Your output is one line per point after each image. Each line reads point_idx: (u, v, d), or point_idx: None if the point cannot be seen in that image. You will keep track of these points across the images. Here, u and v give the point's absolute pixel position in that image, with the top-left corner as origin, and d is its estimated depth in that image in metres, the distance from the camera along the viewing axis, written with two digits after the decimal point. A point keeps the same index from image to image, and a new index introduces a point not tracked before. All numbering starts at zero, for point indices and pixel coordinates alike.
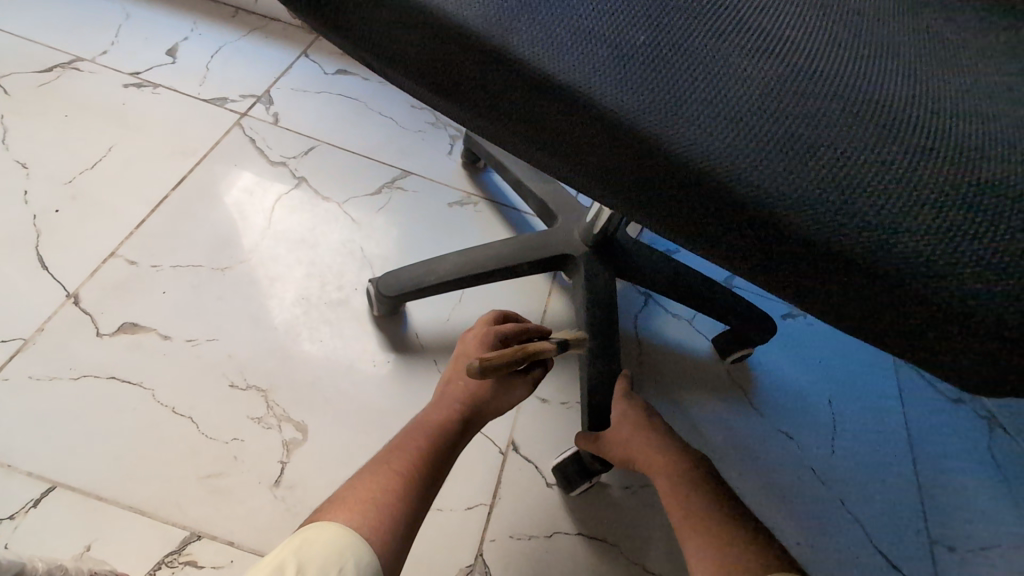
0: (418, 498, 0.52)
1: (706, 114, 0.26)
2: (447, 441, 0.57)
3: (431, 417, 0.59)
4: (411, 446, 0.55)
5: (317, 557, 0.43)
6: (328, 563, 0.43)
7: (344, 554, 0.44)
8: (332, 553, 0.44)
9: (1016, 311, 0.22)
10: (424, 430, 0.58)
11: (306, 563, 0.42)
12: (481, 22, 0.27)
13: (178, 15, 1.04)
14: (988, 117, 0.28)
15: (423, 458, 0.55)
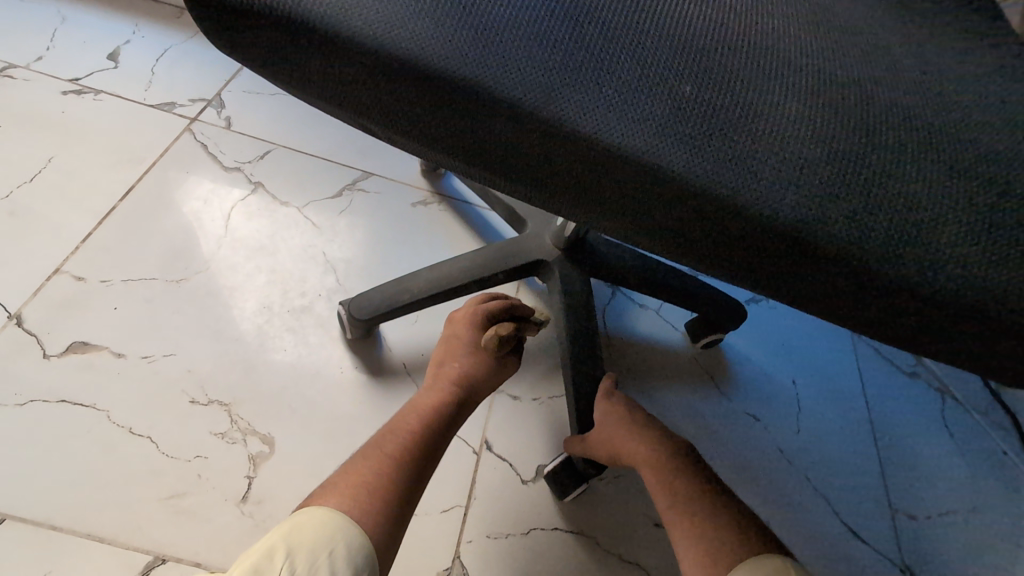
0: (411, 478, 0.51)
1: (656, 119, 0.26)
2: (439, 423, 0.57)
3: (422, 401, 0.59)
4: (403, 429, 0.55)
5: (306, 541, 0.43)
6: (316, 547, 0.43)
7: (333, 536, 0.44)
8: (321, 535, 0.44)
9: (973, 290, 0.24)
10: (415, 414, 0.57)
11: (296, 548, 0.43)
12: (422, 44, 0.26)
13: (118, 17, 1.00)
14: (919, 106, 0.29)
15: (415, 440, 0.54)
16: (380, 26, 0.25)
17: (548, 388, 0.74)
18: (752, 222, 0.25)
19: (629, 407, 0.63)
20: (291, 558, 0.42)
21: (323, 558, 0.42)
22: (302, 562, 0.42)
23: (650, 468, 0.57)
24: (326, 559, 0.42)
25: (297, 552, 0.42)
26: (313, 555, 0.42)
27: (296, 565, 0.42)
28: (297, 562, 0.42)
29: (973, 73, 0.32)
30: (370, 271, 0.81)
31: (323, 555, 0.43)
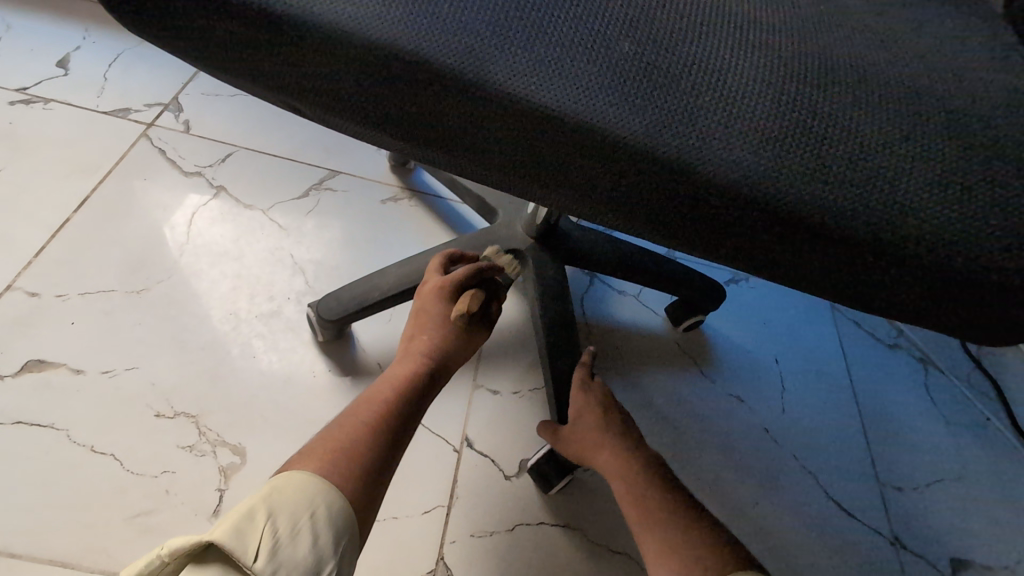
0: (389, 447, 0.47)
1: (597, 75, 0.24)
2: (416, 391, 0.52)
3: (396, 370, 0.54)
4: (378, 397, 0.50)
5: (288, 503, 0.40)
6: (299, 510, 0.40)
7: (316, 498, 0.41)
8: (304, 497, 0.40)
9: (944, 244, 0.23)
10: (390, 382, 0.53)
11: (277, 509, 0.39)
12: (338, 8, 0.23)
13: (67, 23, 0.96)
14: (876, 59, 0.28)
15: (393, 408, 0.50)
16: None
17: (528, 380, 0.73)
18: (705, 179, 0.23)
19: (600, 408, 0.60)
20: (273, 518, 0.38)
21: (306, 521, 0.39)
22: (286, 522, 0.38)
23: (620, 477, 0.55)
24: (308, 524, 0.39)
25: (279, 514, 0.39)
26: (296, 515, 0.39)
27: (280, 526, 0.38)
28: (280, 522, 0.38)
29: (931, 27, 0.31)
30: (341, 271, 0.78)
31: (307, 516, 0.40)
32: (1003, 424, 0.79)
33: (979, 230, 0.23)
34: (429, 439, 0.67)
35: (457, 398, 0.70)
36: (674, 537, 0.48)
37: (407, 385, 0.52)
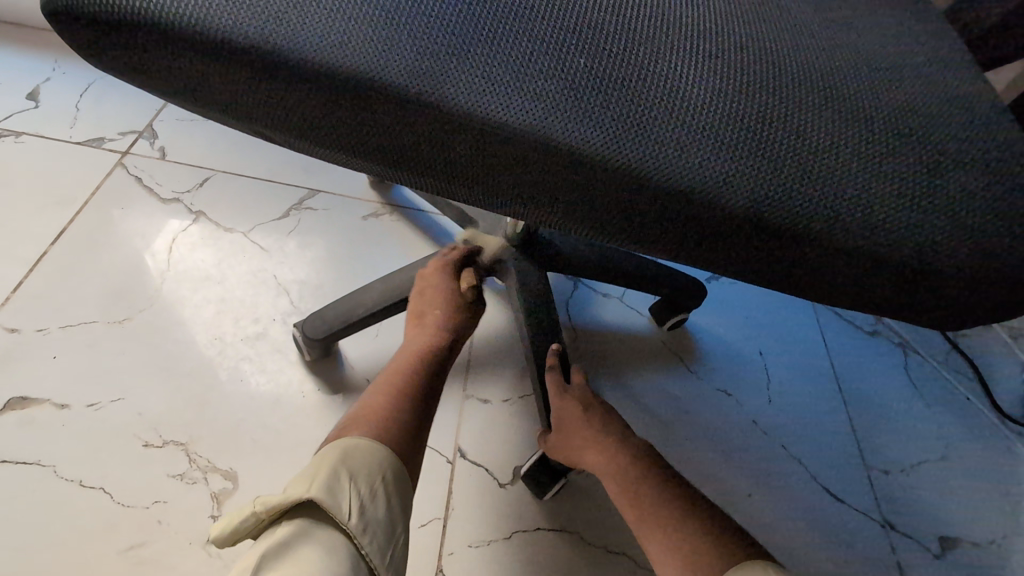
0: (422, 407, 0.53)
1: (556, 92, 0.25)
2: (434, 359, 0.58)
3: (414, 344, 0.60)
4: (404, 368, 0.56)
5: (360, 464, 0.44)
6: (368, 465, 0.44)
7: (378, 455, 0.46)
8: (370, 453, 0.45)
9: (886, 236, 0.25)
10: (412, 354, 0.58)
11: (354, 470, 0.43)
12: (302, 37, 0.24)
13: (37, 55, 0.96)
14: (820, 66, 0.29)
15: (419, 375, 0.56)
16: (255, 23, 0.24)
17: (517, 387, 0.73)
18: (665, 187, 0.25)
19: (579, 414, 0.61)
20: (354, 482, 0.42)
21: (378, 479, 0.44)
22: (365, 482, 0.43)
23: (611, 482, 0.56)
24: (378, 478, 0.44)
25: (357, 473, 0.43)
26: (372, 477, 0.44)
27: (360, 485, 0.42)
28: (360, 483, 0.42)
29: (876, 31, 0.33)
30: (326, 289, 0.78)
31: (378, 477, 0.44)
32: (982, 403, 0.81)
33: (913, 222, 0.25)
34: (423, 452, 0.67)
35: (448, 409, 0.70)
36: (664, 540, 0.49)
37: (427, 356, 0.58)
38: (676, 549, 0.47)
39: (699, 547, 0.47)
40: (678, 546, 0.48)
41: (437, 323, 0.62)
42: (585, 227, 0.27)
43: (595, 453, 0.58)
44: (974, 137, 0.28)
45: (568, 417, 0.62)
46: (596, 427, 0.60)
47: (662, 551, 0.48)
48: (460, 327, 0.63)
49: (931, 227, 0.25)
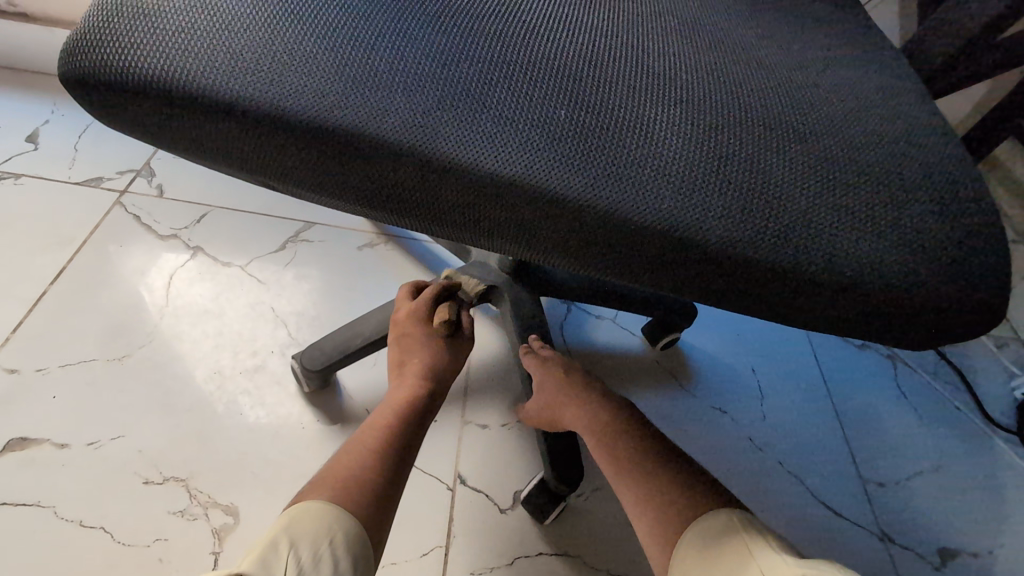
0: (394, 465, 0.51)
1: (538, 142, 0.27)
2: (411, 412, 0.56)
3: (394, 396, 0.58)
4: (378, 422, 0.55)
5: (308, 531, 0.43)
6: (318, 535, 0.43)
7: (333, 522, 0.45)
8: (321, 521, 0.44)
9: (848, 266, 0.27)
10: (390, 407, 0.57)
11: (298, 538, 0.43)
12: (301, 98, 0.26)
13: (36, 98, 0.98)
14: (785, 107, 0.31)
15: (392, 431, 0.54)
16: (259, 86, 0.26)
17: (515, 411, 0.74)
18: (642, 227, 0.26)
19: (560, 378, 0.62)
20: (295, 547, 0.42)
21: (326, 546, 0.43)
22: (307, 550, 0.42)
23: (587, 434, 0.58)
24: (327, 548, 0.43)
25: (300, 542, 0.42)
26: (317, 542, 0.43)
27: (301, 554, 0.42)
28: (302, 549, 0.42)
29: (839, 71, 0.35)
30: (323, 320, 0.80)
31: (326, 542, 0.43)
32: (972, 412, 0.82)
33: (875, 253, 0.27)
34: (422, 480, 0.67)
35: (446, 435, 0.71)
36: (639, 495, 0.50)
37: (404, 409, 0.56)
38: (648, 504, 0.49)
39: (671, 502, 0.48)
40: (651, 502, 0.49)
41: (417, 371, 0.60)
42: (571, 265, 0.28)
43: (574, 414, 0.59)
44: (932, 171, 0.30)
45: (549, 381, 0.63)
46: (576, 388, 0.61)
47: (635, 504, 0.50)
48: (441, 374, 0.61)
49: (895, 259, 0.27)
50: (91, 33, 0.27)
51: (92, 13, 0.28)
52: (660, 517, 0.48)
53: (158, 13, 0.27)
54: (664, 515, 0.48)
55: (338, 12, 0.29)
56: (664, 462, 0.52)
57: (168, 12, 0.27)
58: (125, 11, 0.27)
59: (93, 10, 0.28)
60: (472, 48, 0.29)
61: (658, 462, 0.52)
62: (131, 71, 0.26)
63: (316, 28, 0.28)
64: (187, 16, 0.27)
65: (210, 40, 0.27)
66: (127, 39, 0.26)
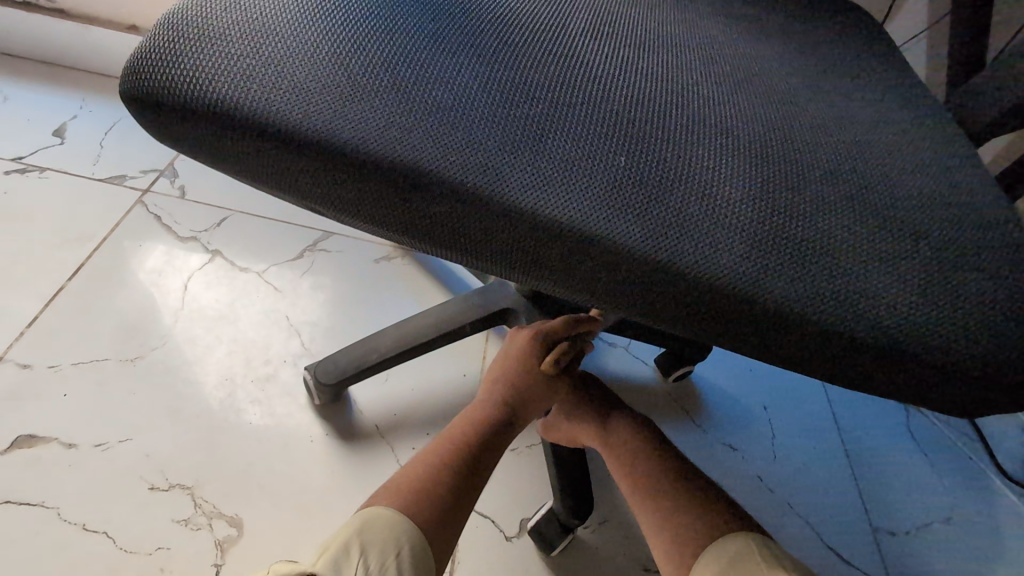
0: (467, 484, 0.51)
1: (596, 190, 0.27)
2: (490, 435, 0.55)
3: (471, 415, 0.57)
4: (456, 438, 0.54)
5: (378, 539, 0.44)
6: (386, 545, 0.44)
7: (401, 535, 0.45)
8: (389, 532, 0.45)
9: (902, 336, 0.26)
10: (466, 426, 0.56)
11: (367, 546, 0.44)
12: (364, 131, 0.26)
13: (66, 93, 0.99)
14: (832, 164, 0.31)
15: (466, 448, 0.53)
16: (322, 117, 0.26)
17: (524, 436, 0.73)
18: (697, 280, 0.26)
19: (579, 394, 0.62)
20: (364, 556, 0.43)
21: (391, 557, 0.43)
22: (375, 558, 0.43)
23: (607, 452, 0.57)
24: (394, 558, 0.44)
25: (369, 550, 0.43)
26: (384, 554, 0.43)
27: (370, 563, 0.42)
28: (370, 557, 0.43)
29: (883, 128, 0.35)
30: (337, 331, 0.79)
31: (392, 554, 0.44)
32: (985, 462, 0.81)
33: (926, 323, 0.27)
34: None
35: None
36: (654, 513, 0.50)
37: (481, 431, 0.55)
38: (662, 524, 0.49)
39: (688, 524, 0.47)
40: (663, 523, 0.49)
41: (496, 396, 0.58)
42: (619, 311, 0.28)
43: (590, 429, 0.59)
44: (977, 233, 0.30)
45: (567, 395, 0.62)
46: (594, 403, 0.60)
47: (649, 525, 0.50)
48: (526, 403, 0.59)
49: (944, 325, 0.27)
50: (154, 53, 0.27)
51: (155, 32, 0.28)
52: (673, 539, 0.47)
53: (220, 36, 0.28)
54: (675, 538, 0.47)
55: (399, 45, 0.29)
56: (679, 481, 0.51)
57: (231, 35, 0.28)
58: (187, 34, 0.27)
59: (156, 30, 0.28)
60: (528, 89, 0.30)
61: (670, 481, 0.51)
62: (192, 94, 0.26)
63: (379, 61, 0.28)
64: (249, 40, 0.28)
65: (272, 67, 0.27)
66: (189, 62, 0.27)
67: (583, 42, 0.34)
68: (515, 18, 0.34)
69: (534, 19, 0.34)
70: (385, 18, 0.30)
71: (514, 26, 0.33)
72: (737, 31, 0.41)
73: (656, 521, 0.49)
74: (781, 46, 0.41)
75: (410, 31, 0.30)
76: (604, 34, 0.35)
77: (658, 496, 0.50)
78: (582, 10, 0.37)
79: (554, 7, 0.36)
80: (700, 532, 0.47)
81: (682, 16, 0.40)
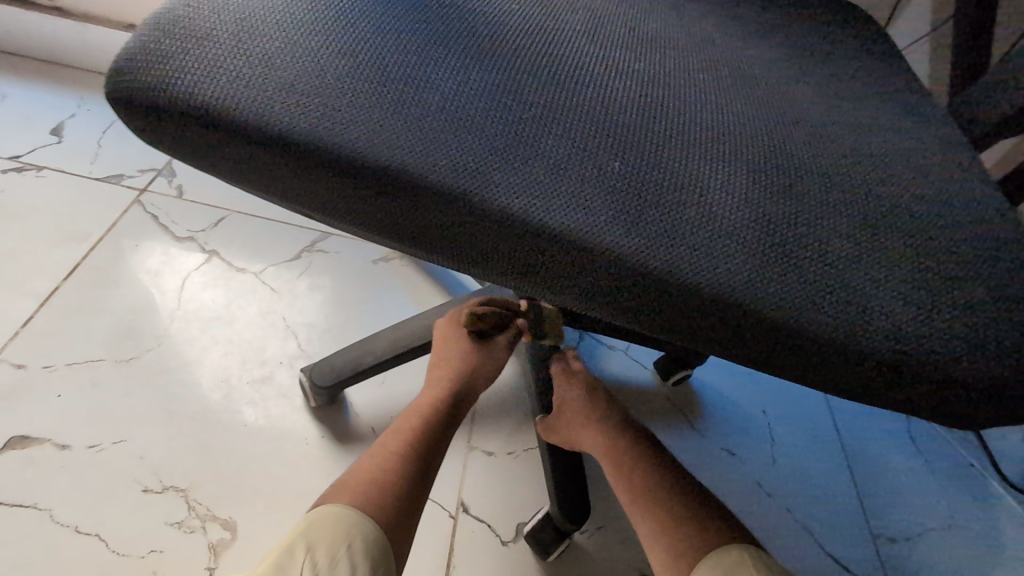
0: (418, 470, 0.51)
1: (591, 196, 0.27)
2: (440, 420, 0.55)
3: (421, 403, 0.57)
4: (405, 427, 0.54)
5: (324, 535, 0.43)
6: (335, 539, 0.43)
7: (351, 526, 0.44)
8: (339, 527, 0.44)
9: (901, 349, 0.26)
10: (414, 413, 0.56)
11: (314, 543, 0.43)
12: (355, 135, 0.26)
13: (65, 92, 0.98)
14: (833, 170, 0.31)
15: (415, 434, 0.53)
16: (311, 119, 0.26)
17: (522, 440, 0.72)
18: (690, 288, 0.26)
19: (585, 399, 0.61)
20: (311, 553, 0.42)
21: (342, 550, 0.43)
22: (323, 553, 0.42)
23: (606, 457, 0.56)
24: (344, 551, 0.43)
25: (318, 546, 0.43)
26: (333, 547, 0.43)
27: (318, 558, 0.42)
28: (318, 553, 0.42)
29: (884, 133, 0.35)
30: (334, 333, 0.79)
31: (343, 547, 0.43)
32: (986, 469, 0.80)
33: (928, 334, 0.26)
34: None
35: (452, 461, 0.69)
36: (652, 524, 0.49)
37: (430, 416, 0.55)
38: (663, 537, 0.48)
39: (685, 536, 0.47)
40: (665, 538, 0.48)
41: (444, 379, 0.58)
42: (611, 317, 0.28)
43: (592, 435, 0.58)
44: (980, 241, 0.29)
45: (570, 399, 0.62)
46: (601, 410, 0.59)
47: (649, 538, 0.49)
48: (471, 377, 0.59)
49: (945, 337, 0.26)
50: (141, 54, 0.27)
51: (143, 32, 0.28)
52: (675, 554, 0.46)
53: (209, 36, 0.27)
54: (677, 553, 0.46)
55: (392, 47, 0.29)
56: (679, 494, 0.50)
57: (220, 36, 0.27)
58: (177, 34, 0.27)
59: (144, 29, 0.28)
60: (521, 91, 0.29)
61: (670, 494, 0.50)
62: (179, 96, 0.25)
63: (371, 63, 0.28)
64: (238, 41, 0.27)
65: (262, 68, 0.27)
66: (177, 62, 0.26)
67: (580, 43, 0.33)
68: (512, 20, 0.33)
69: (529, 19, 0.34)
70: (378, 19, 0.30)
71: (510, 27, 0.33)
72: (738, 34, 0.40)
73: (657, 534, 0.48)
74: (782, 49, 0.40)
75: (402, 31, 0.30)
76: (601, 36, 0.35)
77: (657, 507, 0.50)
78: (579, 12, 0.36)
79: (551, 8, 0.35)
80: (701, 546, 0.46)
81: (682, 19, 0.40)
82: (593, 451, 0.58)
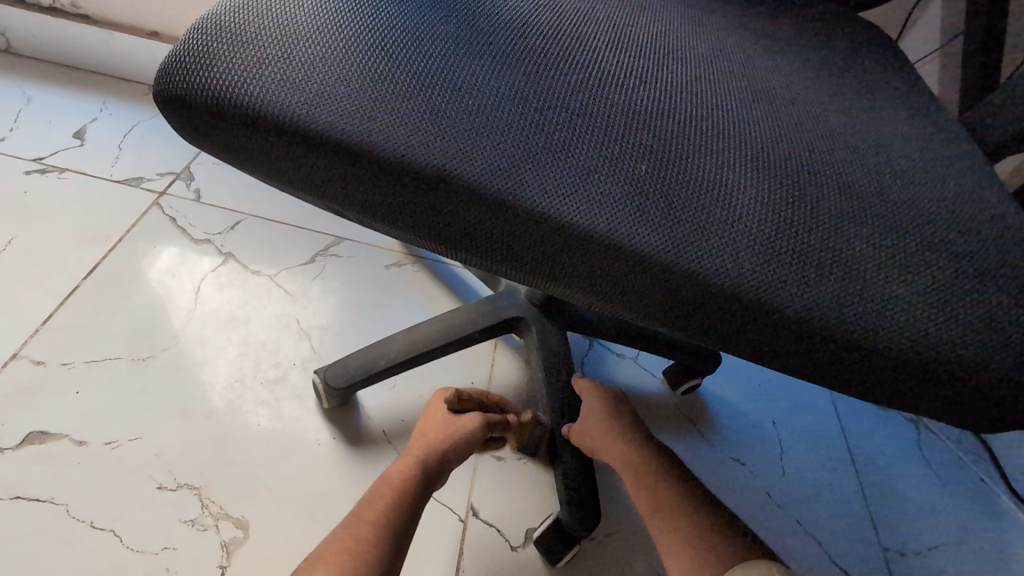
0: (395, 540, 0.50)
1: (620, 198, 0.28)
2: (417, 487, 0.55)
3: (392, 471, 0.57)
4: (381, 495, 0.54)
5: None
6: None
7: None
8: None
9: (916, 350, 0.27)
10: (390, 481, 0.55)
11: None
12: (393, 136, 0.27)
13: (87, 96, 1.01)
14: (851, 178, 0.32)
15: (394, 502, 0.53)
16: (351, 121, 0.27)
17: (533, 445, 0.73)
18: (714, 288, 0.27)
19: (608, 412, 0.62)
20: None
21: None
22: None
23: (630, 471, 0.57)
24: None
25: None
26: None
27: None
28: None
29: (900, 144, 0.36)
30: (347, 336, 0.80)
31: None
32: (996, 482, 0.80)
33: (943, 335, 0.27)
34: (435, 508, 0.67)
35: (462, 465, 0.70)
36: (674, 535, 0.50)
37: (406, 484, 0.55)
38: (684, 546, 0.49)
39: (707, 550, 0.48)
40: (687, 549, 0.48)
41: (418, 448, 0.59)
42: (635, 316, 0.29)
43: (615, 448, 0.59)
44: (994, 247, 0.30)
45: (592, 409, 0.63)
46: (625, 426, 0.61)
47: (670, 547, 0.50)
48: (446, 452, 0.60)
49: (959, 338, 0.27)
50: (188, 56, 0.28)
51: (189, 37, 0.29)
52: (698, 559, 0.47)
53: (254, 41, 0.28)
54: (698, 562, 0.47)
55: (427, 53, 0.30)
56: (699, 510, 0.51)
57: (263, 40, 0.28)
58: (222, 39, 0.28)
59: (191, 33, 0.29)
60: (550, 95, 0.31)
61: (693, 509, 0.51)
62: (226, 97, 0.27)
63: (409, 69, 0.29)
64: (282, 46, 0.28)
65: (304, 72, 0.28)
66: (224, 66, 0.27)
67: (605, 51, 0.35)
68: (540, 27, 0.35)
69: (556, 28, 0.35)
70: (416, 27, 0.31)
71: (536, 34, 0.34)
72: (755, 46, 0.41)
73: (679, 548, 0.49)
74: (796, 60, 0.41)
75: (437, 37, 0.31)
76: (624, 44, 0.36)
77: (680, 521, 0.51)
78: (605, 23, 0.37)
79: (577, 19, 0.37)
80: (721, 555, 0.47)
81: (699, 31, 0.41)
82: (612, 459, 0.59)
